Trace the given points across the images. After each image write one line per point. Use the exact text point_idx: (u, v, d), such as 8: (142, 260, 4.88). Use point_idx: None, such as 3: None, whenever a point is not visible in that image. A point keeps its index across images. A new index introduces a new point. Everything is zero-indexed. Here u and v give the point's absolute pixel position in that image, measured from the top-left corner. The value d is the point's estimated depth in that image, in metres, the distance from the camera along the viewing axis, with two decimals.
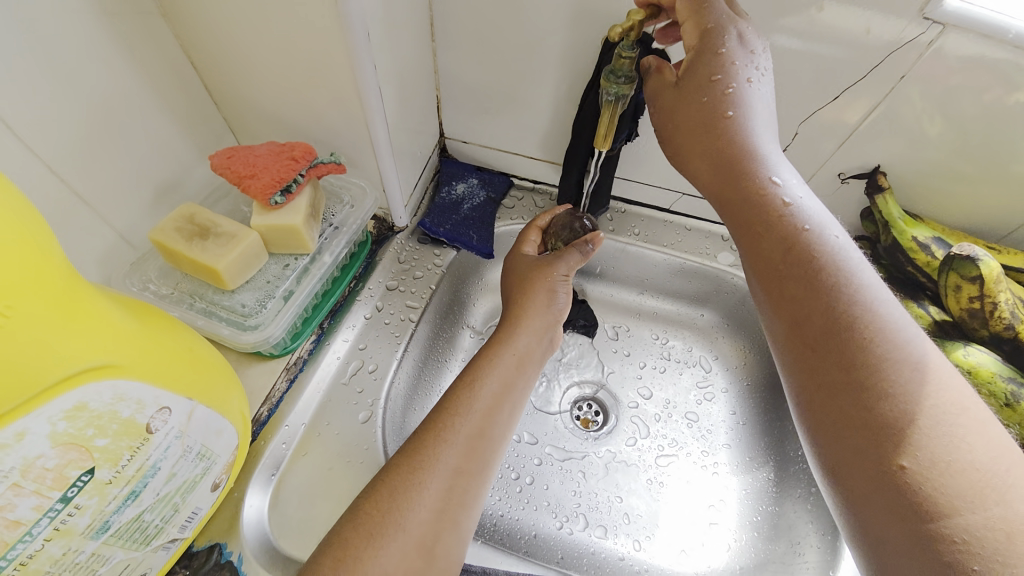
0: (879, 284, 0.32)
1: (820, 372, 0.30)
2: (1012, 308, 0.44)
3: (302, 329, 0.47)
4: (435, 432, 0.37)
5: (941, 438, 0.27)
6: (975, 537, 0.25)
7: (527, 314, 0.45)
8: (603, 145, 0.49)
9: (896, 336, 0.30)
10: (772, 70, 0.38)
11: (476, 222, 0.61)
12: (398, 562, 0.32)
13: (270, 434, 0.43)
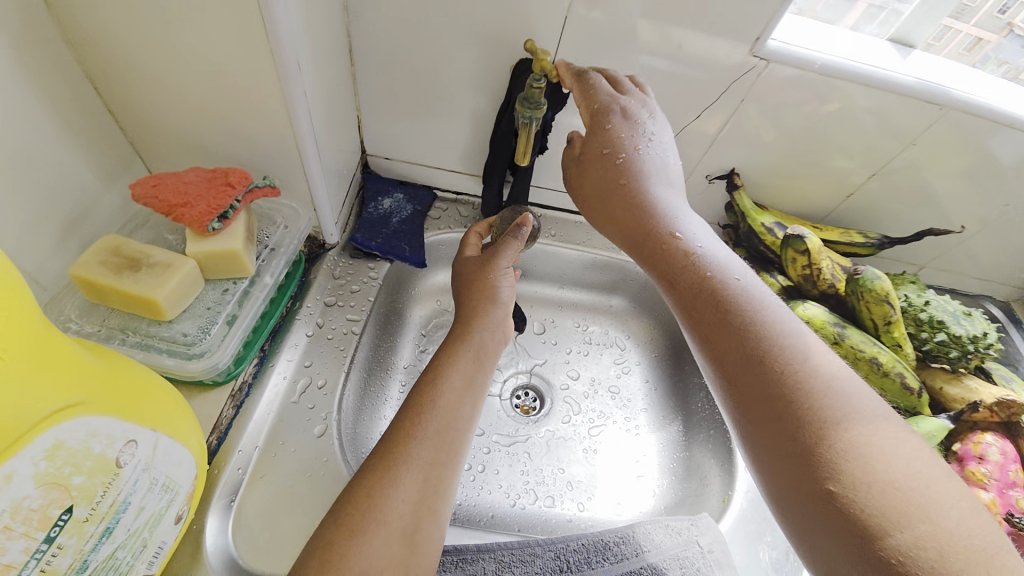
0: (786, 320, 0.38)
1: (742, 400, 0.36)
2: (832, 270, 0.57)
3: (245, 353, 0.47)
4: (405, 432, 0.40)
5: (862, 461, 0.31)
6: (910, 554, 0.28)
7: (475, 322, 0.49)
8: (523, 161, 0.55)
9: (801, 357, 0.36)
10: (664, 131, 0.48)
11: (407, 234, 0.64)
12: (381, 553, 0.35)
13: (223, 462, 0.42)
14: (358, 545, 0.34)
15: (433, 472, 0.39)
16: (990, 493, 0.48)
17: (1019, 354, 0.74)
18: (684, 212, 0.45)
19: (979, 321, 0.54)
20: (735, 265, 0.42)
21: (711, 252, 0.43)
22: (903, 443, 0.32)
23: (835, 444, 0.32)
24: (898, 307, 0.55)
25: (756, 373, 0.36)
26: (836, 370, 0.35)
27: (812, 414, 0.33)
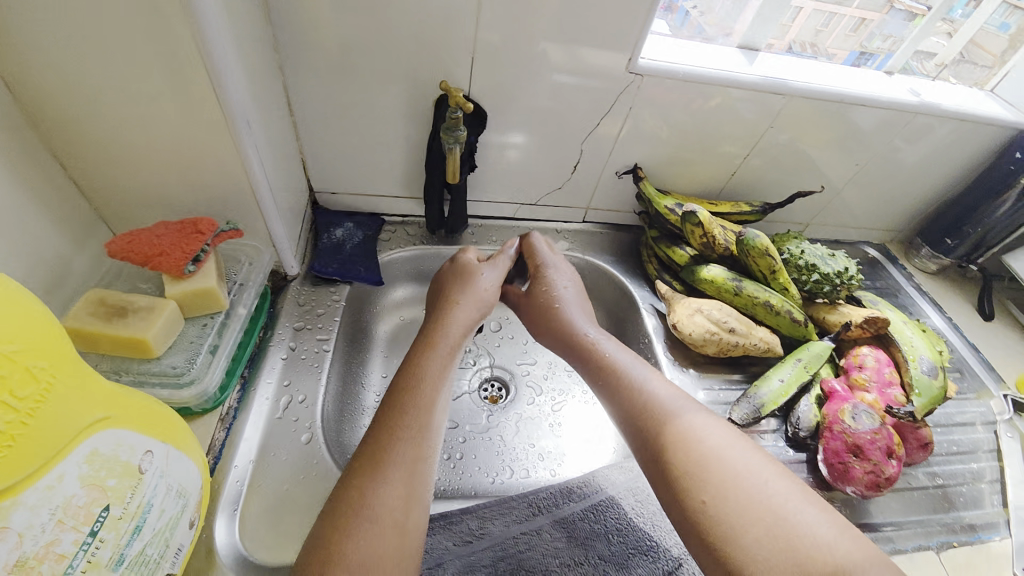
0: (664, 386, 0.50)
1: (637, 444, 0.46)
2: (724, 236, 0.68)
3: (228, 380, 0.52)
4: (388, 433, 0.46)
5: (717, 480, 0.40)
6: (755, 548, 0.36)
7: (437, 338, 0.55)
8: (455, 180, 0.65)
9: (674, 408, 0.47)
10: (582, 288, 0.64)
11: (361, 257, 0.71)
12: (376, 543, 0.39)
13: (222, 476, 0.47)
14: (353, 538, 0.39)
15: (412, 464, 0.44)
16: (872, 393, 0.59)
17: (896, 286, 0.89)
18: (595, 323, 0.59)
19: (841, 259, 0.67)
20: (630, 352, 0.55)
21: (616, 346, 0.56)
22: (754, 459, 0.42)
23: (701, 470, 0.41)
24: (779, 258, 0.66)
25: (642, 424, 0.46)
26: (701, 417, 0.46)
27: (684, 447, 0.43)
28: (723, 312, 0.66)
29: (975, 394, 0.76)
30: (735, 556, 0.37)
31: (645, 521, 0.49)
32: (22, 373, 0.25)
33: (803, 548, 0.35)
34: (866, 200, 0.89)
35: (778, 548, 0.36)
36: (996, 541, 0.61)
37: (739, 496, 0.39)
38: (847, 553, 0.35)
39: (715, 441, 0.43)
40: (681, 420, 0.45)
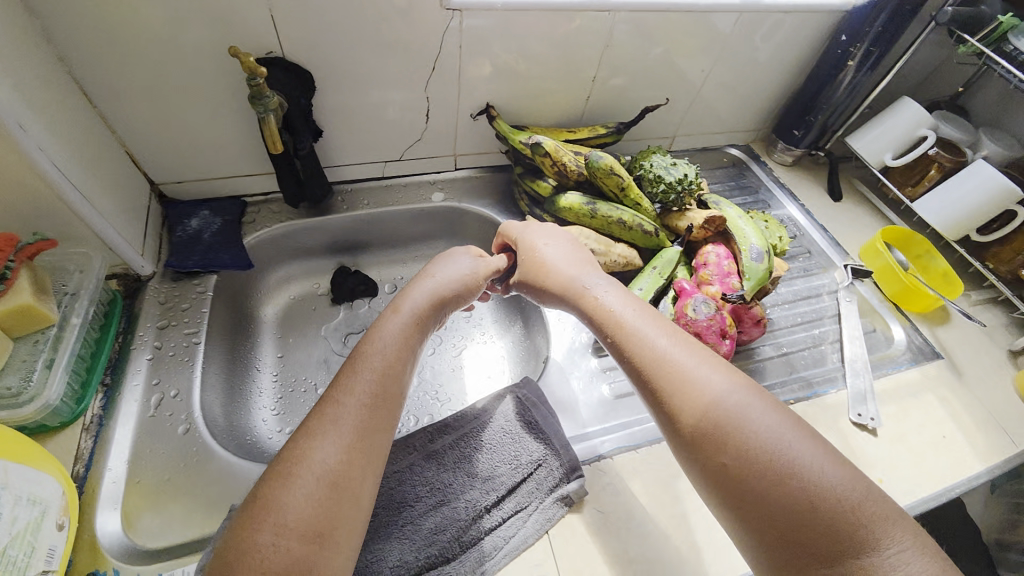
0: (669, 340, 0.47)
1: (652, 399, 0.45)
2: (575, 162, 0.70)
3: (85, 393, 0.52)
4: (332, 396, 0.42)
5: (738, 437, 0.39)
6: (785, 506, 0.36)
7: (397, 306, 0.52)
8: (276, 148, 0.62)
9: (687, 363, 0.45)
10: (577, 245, 0.63)
11: (222, 244, 0.69)
12: (309, 500, 0.36)
13: (96, 482, 0.48)
14: (283, 490, 0.36)
15: (360, 429, 0.40)
16: (715, 285, 0.66)
17: (756, 182, 0.99)
18: (593, 273, 0.58)
19: (681, 167, 0.72)
20: (630, 300, 0.53)
21: (612, 292, 0.54)
22: (774, 417, 0.40)
23: (721, 430, 0.40)
24: (627, 174, 0.70)
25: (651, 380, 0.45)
26: (715, 373, 0.43)
27: (702, 407, 0.41)
28: (583, 237, 0.70)
29: (822, 268, 0.86)
30: (763, 519, 0.37)
31: (514, 433, 0.56)
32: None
33: (827, 511, 0.35)
34: (722, 104, 0.94)
35: (799, 511, 0.36)
36: (831, 394, 0.70)
37: (763, 459, 0.38)
38: (869, 510, 0.35)
39: (735, 402, 0.41)
40: (696, 376, 0.43)
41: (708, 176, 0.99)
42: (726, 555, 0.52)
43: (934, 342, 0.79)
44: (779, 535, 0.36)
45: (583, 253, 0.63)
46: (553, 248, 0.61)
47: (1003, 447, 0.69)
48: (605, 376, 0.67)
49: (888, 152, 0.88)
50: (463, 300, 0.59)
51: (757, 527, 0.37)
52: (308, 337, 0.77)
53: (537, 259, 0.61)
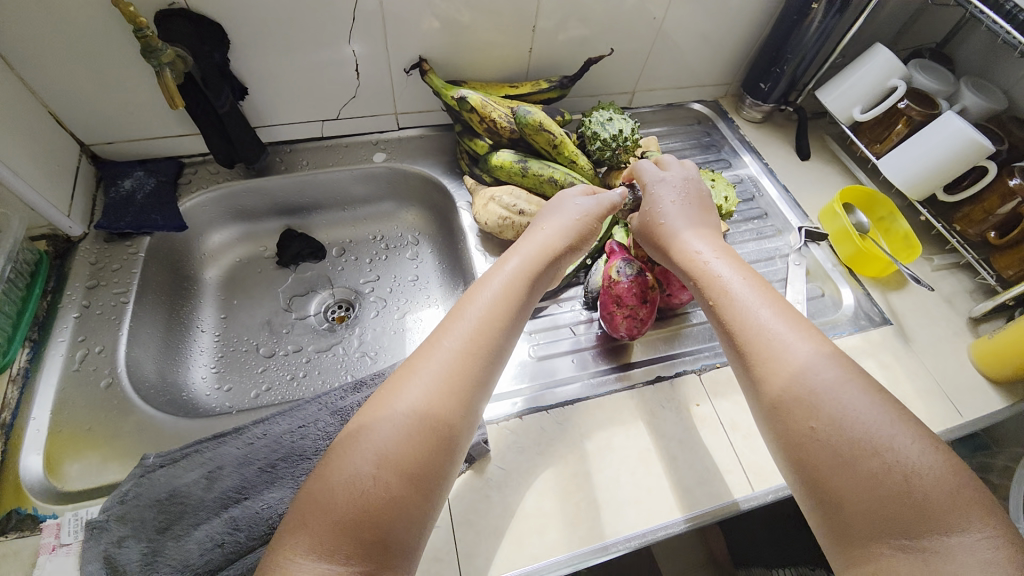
0: (780, 311, 0.46)
1: (747, 359, 0.45)
2: (505, 118, 0.68)
3: (11, 345, 0.55)
4: (431, 344, 0.44)
5: (838, 405, 0.39)
6: (874, 476, 0.36)
7: (508, 256, 0.53)
8: (177, 104, 0.61)
9: (790, 337, 0.44)
10: (694, 200, 0.60)
11: (154, 205, 0.70)
12: (396, 441, 0.38)
13: (20, 430, 0.52)
14: (377, 417, 0.39)
15: (456, 373, 0.42)
16: None
17: (721, 139, 0.95)
18: (698, 233, 0.56)
19: (618, 122, 0.69)
20: (734, 265, 0.51)
21: (723, 256, 0.53)
22: (874, 399, 0.39)
23: (818, 396, 0.40)
24: (559, 130, 0.68)
25: (750, 339, 0.45)
26: (829, 351, 0.43)
27: (802, 374, 0.41)
28: (513, 197, 0.69)
29: (777, 231, 0.84)
30: (836, 484, 0.37)
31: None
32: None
33: (911, 489, 0.35)
34: (685, 56, 0.88)
35: (880, 485, 0.35)
36: None
37: (851, 432, 0.38)
38: (944, 494, 0.34)
39: (831, 379, 0.40)
40: (793, 350, 0.43)
41: (672, 134, 0.95)
42: (620, 513, 0.53)
43: (884, 308, 0.76)
44: (851, 503, 0.36)
45: (706, 213, 0.59)
46: (671, 202, 0.59)
47: (942, 416, 0.66)
48: (528, 339, 0.67)
49: (856, 106, 0.83)
50: (577, 250, 0.58)
51: (827, 490, 0.38)
52: (254, 299, 0.79)
53: (651, 212, 0.59)
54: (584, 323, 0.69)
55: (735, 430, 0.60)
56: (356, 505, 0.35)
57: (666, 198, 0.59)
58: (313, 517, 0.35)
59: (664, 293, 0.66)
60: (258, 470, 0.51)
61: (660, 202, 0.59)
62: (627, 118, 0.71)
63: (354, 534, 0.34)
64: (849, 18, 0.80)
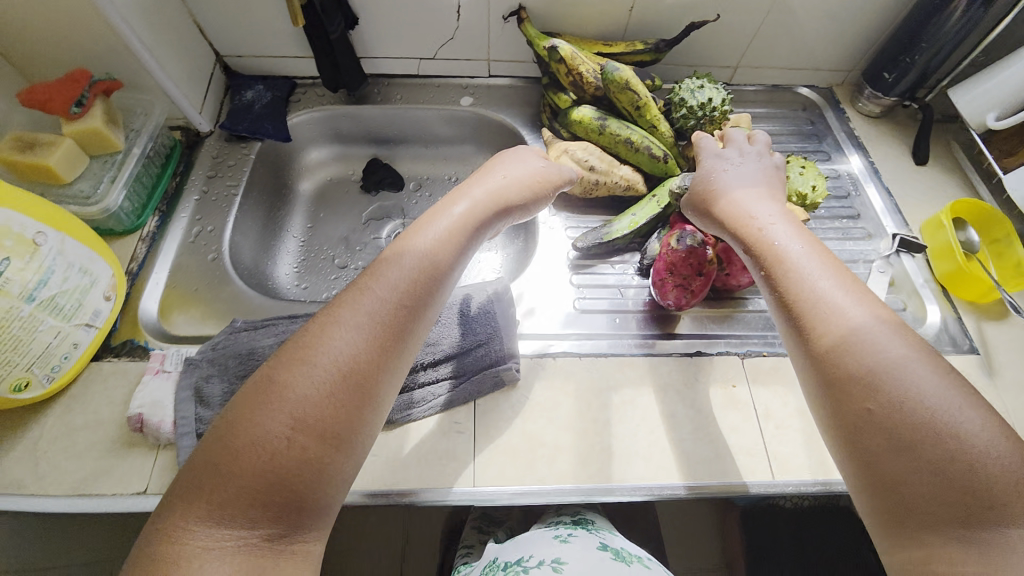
0: (838, 286, 0.44)
1: (802, 340, 0.43)
2: (592, 73, 0.68)
3: (144, 211, 0.66)
4: (356, 288, 0.43)
5: (898, 387, 0.37)
6: (933, 462, 0.35)
7: (447, 200, 0.54)
8: (298, 21, 0.69)
9: (854, 312, 0.42)
10: (752, 165, 0.58)
11: (269, 115, 0.79)
12: (315, 396, 0.38)
13: (144, 279, 0.63)
14: (294, 374, 0.38)
15: (383, 322, 0.42)
16: None
17: (826, 130, 0.89)
18: (758, 201, 0.54)
19: (709, 91, 0.67)
20: (792, 235, 0.49)
21: (779, 224, 0.50)
22: (942, 380, 0.37)
23: (878, 376, 0.38)
24: (644, 92, 0.67)
25: (806, 318, 0.43)
26: (891, 329, 0.40)
27: (860, 355, 0.40)
28: (587, 152, 0.70)
29: (867, 235, 0.78)
30: (890, 468, 0.36)
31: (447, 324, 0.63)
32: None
33: (974, 479, 0.34)
34: (802, 30, 0.82)
35: (941, 473, 0.34)
36: None
37: (918, 416, 0.36)
38: (1009, 484, 0.33)
39: (896, 358, 0.39)
40: (852, 322, 0.41)
41: (771, 116, 0.89)
42: (629, 463, 0.55)
43: (972, 334, 0.69)
44: (906, 487, 0.35)
45: (767, 181, 0.57)
46: (727, 170, 0.57)
47: None
48: (576, 291, 0.69)
49: (995, 110, 0.74)
50: (529, 207, 0.60)
51: (880, 474, 0.37)
52: (337, 214, 0.87)
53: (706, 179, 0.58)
54: (634, 287, 0.70)
55: (766, 418, 0.60)
56: (270, 468, 0.36)
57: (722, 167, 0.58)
58: (216, 481, 0.35)
59: (723, 273, 0.64)
60: None
61: (717, 169, 0.58)
62: (720, 88, 0.68)
63: (269, 499, 0.35)
64: (988, 22, 0.73)
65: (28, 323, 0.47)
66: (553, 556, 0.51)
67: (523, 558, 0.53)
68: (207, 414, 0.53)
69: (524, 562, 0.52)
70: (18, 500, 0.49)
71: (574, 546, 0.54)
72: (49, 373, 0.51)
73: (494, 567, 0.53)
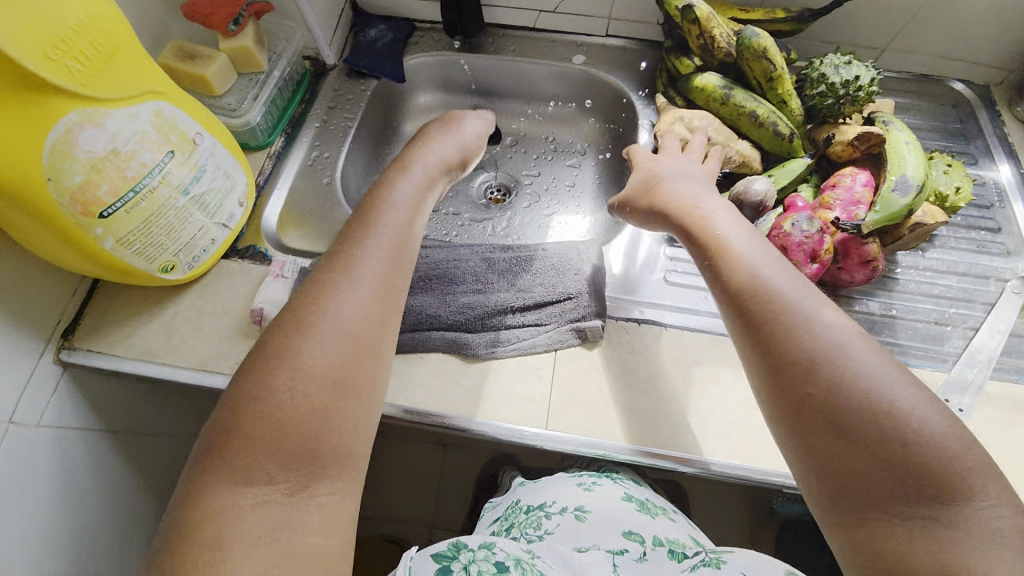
0: (783, 284, 0.44)
1: (753, 345, 0.42)
2: (725, 38, 0.64)
3: (274, 131, 0.71)
4: (351, 242, 0.45)
5: (847, 380, 0.37)
6: (899, 455, 0.34)
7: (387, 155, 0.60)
8: None
9: (802, 305, 0.42)
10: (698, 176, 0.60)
11: (389, 55, 0.81)
12: (333, 352, 0.39)
13: (267, 192, 0.68)
14: (308, 334, 0.39)
15: (385, 282, 0.43)
16: (834, 211, 0.60)
17: (977, 131, 0.79)
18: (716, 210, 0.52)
19: (856, 68, 0.61)
20: (738, 238, 0.48)
21: (724, 228, 0.50)
22: (889, 367, 0.38)
23: (829, 372, 0.38)
24: (782, 61, 0.63)
25: (758, 318, 0.42)
26: (828, 323, 0.40)
27: (808, 348, 0.39)
28: (703, 121, 0.67)
29: (1007, 253, 0.69)
30: (862, 468, 0.35)
31: (537, 273, 0.64)
32: (99, 34, 0.41)
33: (932, 466, 0.34)
34: (972, 13, 0.72)
35: (899, 463, 0.34)
36: (925, 370, 0.60)
37: (868, 408, 0.36)
38: (967, 464, 0.34)
39: (843, 351, 0.38)
40: (801, 311, 0.41)
41: (912, 108, 0.80)
42: (704, 440, 0.54)
43: None
44: (873, 483, 0.34)
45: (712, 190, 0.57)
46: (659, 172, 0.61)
47: None
48: (668, 263, 0.68)
49: None
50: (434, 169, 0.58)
51: (853, 476, 0.35)
52: None
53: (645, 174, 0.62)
54: None
55: None
56: (292, 420, 0.36)
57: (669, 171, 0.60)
58: (243, 438, 0.35)
59: (835, 266, 0.60)
60: (419, 277, 0.64)
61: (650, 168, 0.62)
62: (869, 65, 0.62)
63: (285, 446, 0.35)
64: None
65: (181, 213, 0.52)
66: (577, 503, 0.53)
67: (545, 504, 0.55)
68: None
69: (547, 507, 0.54)
70: (154, 364, 0.56)
71: (599, 495, 0.55)
72: (190, 261, 0.56)
73: (516, 509, 0.57)
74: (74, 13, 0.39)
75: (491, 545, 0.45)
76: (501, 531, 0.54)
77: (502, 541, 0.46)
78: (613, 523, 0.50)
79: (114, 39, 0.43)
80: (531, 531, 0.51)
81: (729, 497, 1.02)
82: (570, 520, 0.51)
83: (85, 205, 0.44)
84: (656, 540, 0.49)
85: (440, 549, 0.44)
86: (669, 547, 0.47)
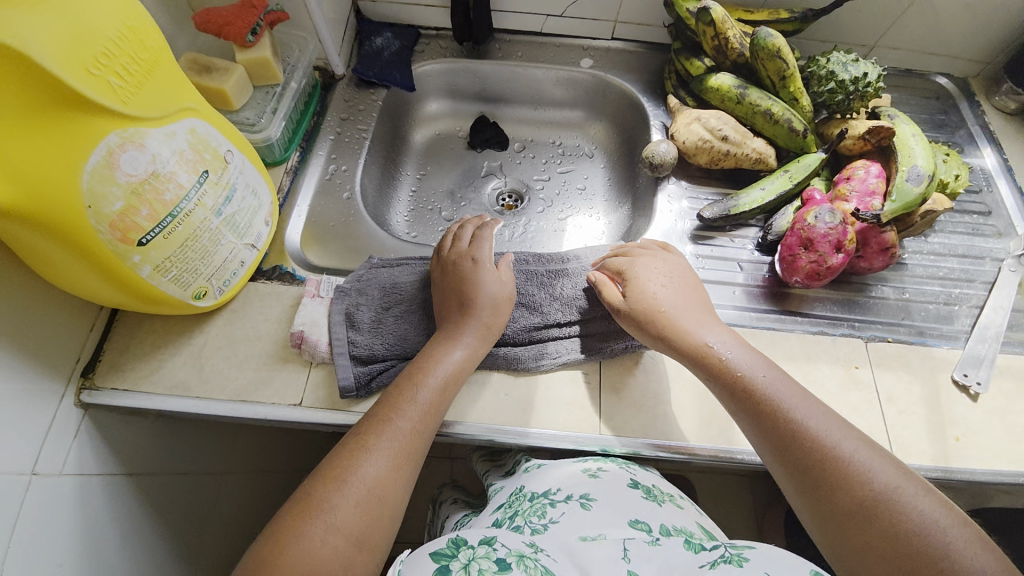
0: (824, 424, 0.45)
1: (805, 488, 0.44)
2: (738, 39, 0.67)
3: (290, 146, 0.69)
4: (378, 417, 0.47)
5: (896, 523, 0.39)
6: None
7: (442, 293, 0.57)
8: None
9: (847, 449, 0.44)
10: (673, 299, 0.56)
11: (397, 63, 0.80)
12: (348, 508, 0.41)
13: (288, 210, 0.66)
14: (330, 488, 0.42)
15: (404, 451, 0.46)
16: (850, 203, 0.63)
17: (958, 122, 0.84)
18: (719, 331, 0.53)
19: (864, 65, 0.65)
20: (766, 370, 0.50)
21: (737, 354, 0.51)
22: (931, 502, 0.40)
23: (882, 517, 0.40)
24: (793, 61, 0.66)
25: (812, 458, 0.44)
26: (870, 466, 0.42)
27: (860, 494, 0.41)
28: (721, 121, 0.69)
29: (996, 234, 0.74)
30: None
31: (565, 299, 0.62)
32: (140, 48, 0.40)
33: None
34: (949, 13, 0.78)
35: None
36: (943, 348, 0.64)
37: (925, 546, 0.38)
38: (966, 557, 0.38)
39: (887, 492, 0.41)
40: (847, 455, 0.43)
41: (900, 101, 0.85)
42: None
43: None
44: None
45: (699, 307, 0.56)
46: (624, 292, 0.57)
47: None
48: (695, 261, 0.69)
49: None
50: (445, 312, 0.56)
51: None
52: (443, 169, 0.88)
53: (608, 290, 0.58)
54: (752, 262, 0.69)
55: (889, 402, 0.59)
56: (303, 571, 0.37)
57: (643, 289, 0.57)
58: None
59: (855, 255, 0.64)
60: None
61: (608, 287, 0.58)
62: (875, 64, 0.66)
63: None
64: None
65: (215, 234, 0.49)
66: (582, 491, 0.47)
67: (550, 491, 0.49)
68: (360, 338, 0.56)
69: (551, 494, 0.48)
70: (187, 399, 0.53)
71: (605, 481, 0.49)
72: (221, 285, 0.54)
73: (519, 497, 0.50)
74: (118, 25, 0.38)
75: (492, 541, 0.39)
76: (505, 520, 0.48)
77: (502, 534, 0.41)
78: (620, 510, 0.45)
79: (153, 54, 0.41)
80: (535, 520, 0.45)
81: (736, 484, 1.05)
82: (575, 509, 0.45)
83: (124, 231, 0.41)
84: (665, 529, 0.43)
85: (438, 547, 0.38)
86: (681, 537, 0.42)
